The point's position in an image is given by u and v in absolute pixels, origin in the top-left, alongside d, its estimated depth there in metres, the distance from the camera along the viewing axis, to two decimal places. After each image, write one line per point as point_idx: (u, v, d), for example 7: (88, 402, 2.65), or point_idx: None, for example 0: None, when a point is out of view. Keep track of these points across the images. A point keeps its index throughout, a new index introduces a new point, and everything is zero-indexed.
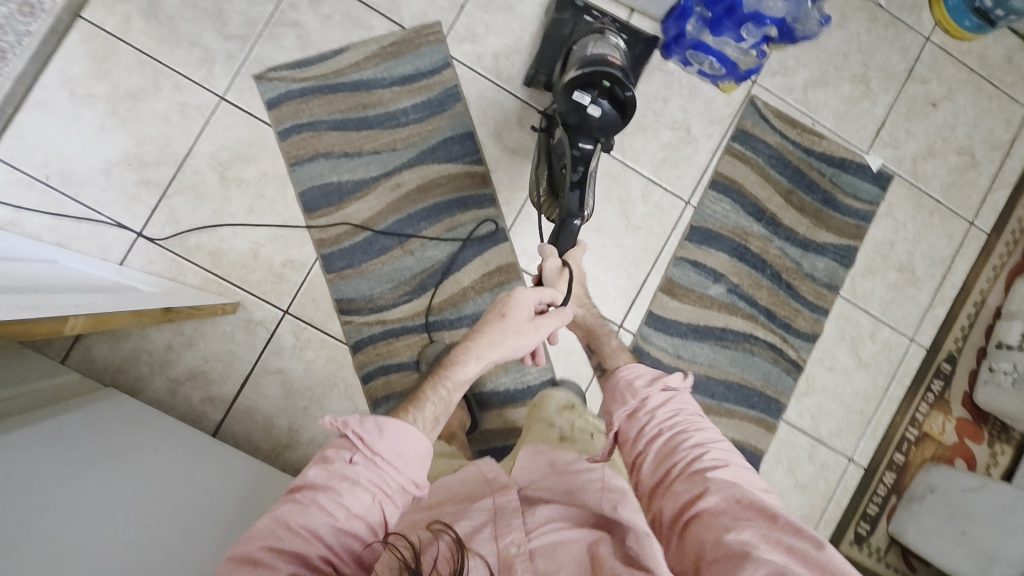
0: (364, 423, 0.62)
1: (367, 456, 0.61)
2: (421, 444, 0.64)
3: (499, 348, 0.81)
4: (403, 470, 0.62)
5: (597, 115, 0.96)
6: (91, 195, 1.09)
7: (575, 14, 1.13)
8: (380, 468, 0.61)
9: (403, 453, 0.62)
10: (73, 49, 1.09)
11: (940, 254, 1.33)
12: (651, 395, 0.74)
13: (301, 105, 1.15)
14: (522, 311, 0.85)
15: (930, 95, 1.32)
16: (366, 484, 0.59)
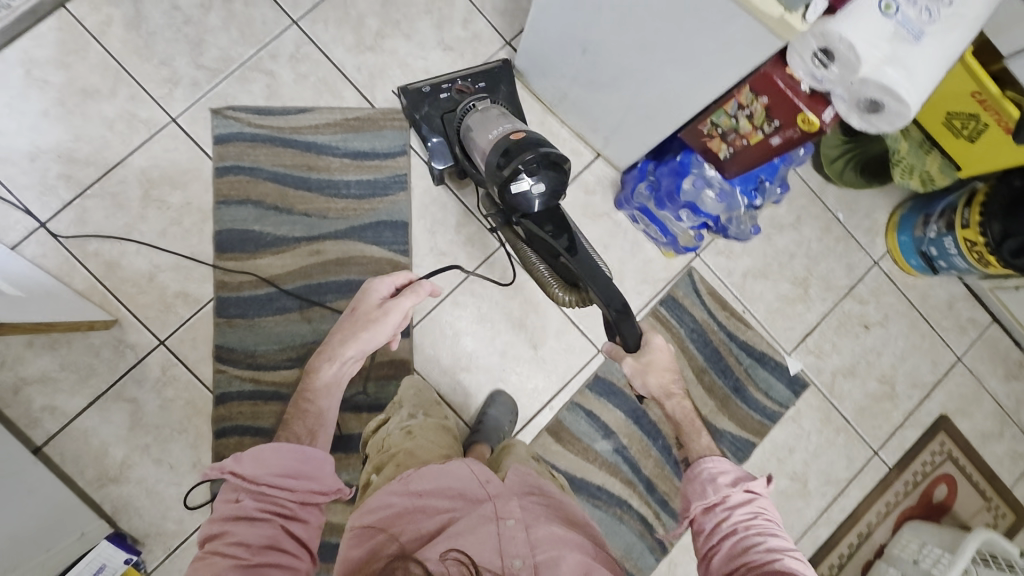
0: (237, 463, 0.72)
1: (254, 488, 0.71)
2: (307, 457, 0.77)
3: (352, 343, 0.96)
4: (296, 486, 0.73)
5: (542, 186, 0.90)
6: (9, 173, 1.08)
7: (429, 102, 1.13)
8: (271, 495, 0.71)
9: (284, 470, 0.73)
10: (45, 33, 1.10)
11: (836, 474, 1.31)
12: (732, 494, 0.82)
13: (248, 149, 1.15)
14: (373, 300, 0.99)
15: (864, 316, 1.33)
16: (262, 515, 0.69)
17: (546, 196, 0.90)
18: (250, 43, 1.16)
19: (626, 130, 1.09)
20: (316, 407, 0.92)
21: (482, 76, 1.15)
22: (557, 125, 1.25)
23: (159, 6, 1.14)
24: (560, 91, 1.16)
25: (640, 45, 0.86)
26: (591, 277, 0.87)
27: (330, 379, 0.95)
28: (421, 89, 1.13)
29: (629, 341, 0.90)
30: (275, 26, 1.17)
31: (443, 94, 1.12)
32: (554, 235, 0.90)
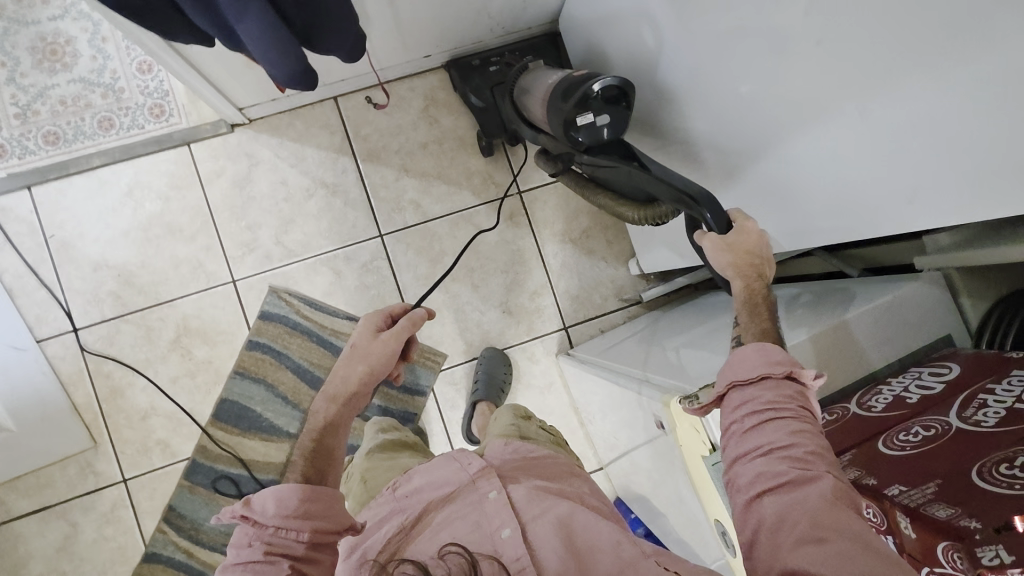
0: (251, 501, 0.56)
1: (269, 533, 0.55)
2: (322, 490, 0.59)
3: (353, 376, 0.74)
4: (316, 527, 0.57)
5: (609, 120, 0.77)
6: (68, 273, 1.13)
7: (479, 74, 1.14)
8: (282, 539, 0.55)
9: (307, 511, 0.57)
10: (161, 162, 1.16)
11: None
12: (772, 378, 0.57)
13: (284, 334, 1.17)
14: (366, 331, 0.78)
15: None
16: (269, 567, 0.53)
17: (614, 122, 0.77)
18: (332, 238, 1.19)
19: (636, 490, 1.05)
20: (324, 447, 0.69)
21: (524, 50, 1.16)
22: (577, 423, 1.23)
23: (269, 175, 1.18)
24: (591, 410, 1.14)
25: (675, 499, 0.83)
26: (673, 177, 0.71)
27: (328, 420, 0.71)
28: (471, 61, 1.16)
29: (719, 219, 0.66)
30: (362, 232, 1.20)
31: (491, 67, 1.13)
32: (627, 163, 0.76)
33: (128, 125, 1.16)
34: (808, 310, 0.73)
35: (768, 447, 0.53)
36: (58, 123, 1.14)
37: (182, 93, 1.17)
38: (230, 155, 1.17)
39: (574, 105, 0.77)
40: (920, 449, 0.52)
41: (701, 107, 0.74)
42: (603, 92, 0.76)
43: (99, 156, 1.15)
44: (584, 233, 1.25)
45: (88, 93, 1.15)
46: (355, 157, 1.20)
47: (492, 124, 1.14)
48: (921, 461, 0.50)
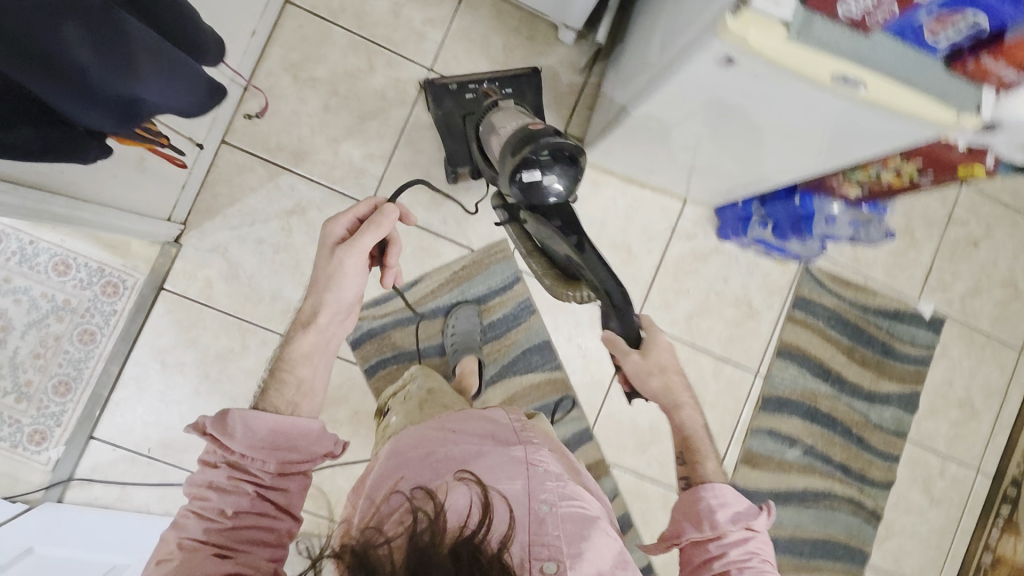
0: (223, 423, 0.61)
1: (230, 456, 0.60)
2: (298, 421, 0.63)
3: (322, 307, 0.75)
4: (282, 457, 0.61)
5: (556, 184, 0.82)
6: (193, 459, 1.12)
7: (454, 98, 1.11)
8: (246, 463, 0.60)
9: (277, 443, 0.62)
10: (159, 320, 1.11)
11: (994, 386, 1.40)
12: (730, 532, 0.68)
13: (383, 341, 1.18)
14: (332, 242, 0.77)
15: (970, 235, 1.38)
16: (238, 484, 0.60)
17: (560, 192, 0.84)
18: None
19: (729, 179, 1.08)
20: (295, 375, 0.73)
21: (506, 81, 1.13)
22: (639, 189, 1.26)
23: (246, 247, 1.13)
24: (643, 164, 1.16)
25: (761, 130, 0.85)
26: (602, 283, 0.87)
27: (310, 347, 0.75)
28: (447, 85, 1.11)
29: (630, 334, 0.89)
30: None
31: (468, 94, 1.11)
32: (564, 236, 0.88)
33: (104, 320, 1.10)
34: None
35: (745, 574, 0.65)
36: (54, 373, 1.08)
37: (111, 256, 1.09)
38: (200, 262, 1.12)
39: (529, 159, 0.83)
40: None
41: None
42: (561, 162, 0.83)
43: (111, 363, 1.10)
44: (507, 50, 1.21)
45: (47, 329, 1.08)
46: (288, 169, 1.15)
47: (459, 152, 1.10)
48: None
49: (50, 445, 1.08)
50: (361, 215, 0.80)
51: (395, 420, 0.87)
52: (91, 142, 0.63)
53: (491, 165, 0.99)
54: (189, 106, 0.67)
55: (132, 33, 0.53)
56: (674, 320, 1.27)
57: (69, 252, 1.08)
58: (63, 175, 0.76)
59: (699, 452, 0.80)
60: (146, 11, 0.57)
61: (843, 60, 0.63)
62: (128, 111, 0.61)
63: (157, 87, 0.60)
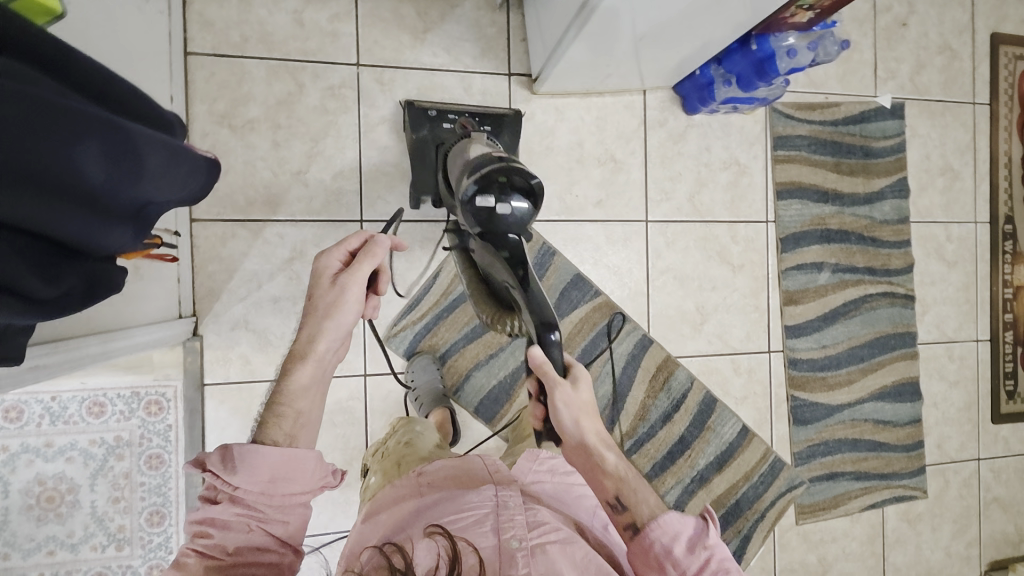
0: (224, 458, 0.60)
1: (231, 491, 0.60)
2: (296, 454, 0.63)
3: (321, 335, 0.74)
4: (282, 492, 0.61)
5: (507, 212, 0.81)
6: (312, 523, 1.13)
7: (432, 126, 1.11)
8: (246, 500, 0.60)
9: (277, 478, 0.62)
10: (217, 415, 1.08)
11: (964, 142, 1.50)
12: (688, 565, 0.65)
13: (433, 340, 1.18)
14: (329, 274, 0.78)
15: (897, 17, 1.44)
16: (239, 518, 0.59)
17: (516, 217, 0.82)
18: None
19: (681, 50, 1.07)
20: (293, 408, 0.70)
21: (487, 117, 1.15)
22: (599, 98, 1.26)
23: (265, 311, 1.10)
24: (599, 73, 1.15)
25: None
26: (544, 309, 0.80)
27: (309, 379, 0.73)
28: (426, 110, 1.12)
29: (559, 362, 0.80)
30: None
31: (446, 124, 1.12)
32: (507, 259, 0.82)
33: (164, 438, 1.06)
34: None
35: None
36: (141, 508, 1.06)
37: (139, 376, 1.05)
38: (228, 344, 1.08)
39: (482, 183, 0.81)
40: None
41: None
42: (518, 189, 0.82)
43: (192, 474, 1.07)
44: (421, 15, 1.16)
45: (113, 471, 1.05)
46: (269, 219, 1.10)
47: (427, 172, 1.09)
48: None
49: None
50: (354, 248, 0.80)
51: (376, 480, 0.89)
52: (114, 269, 0.57)
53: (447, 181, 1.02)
54: (188, 194, 0.61)
55: (121, 124, 0.48)
56: (679, 206, 1.31)
57: (97, 392, 1.03)
58: (68, 317, 0.71)
59: (635, 491, 0.76)
60: (124, 107, 0.52)
61: None
62: (137, 217, 0.55)
63: (160, 181, 0.54)
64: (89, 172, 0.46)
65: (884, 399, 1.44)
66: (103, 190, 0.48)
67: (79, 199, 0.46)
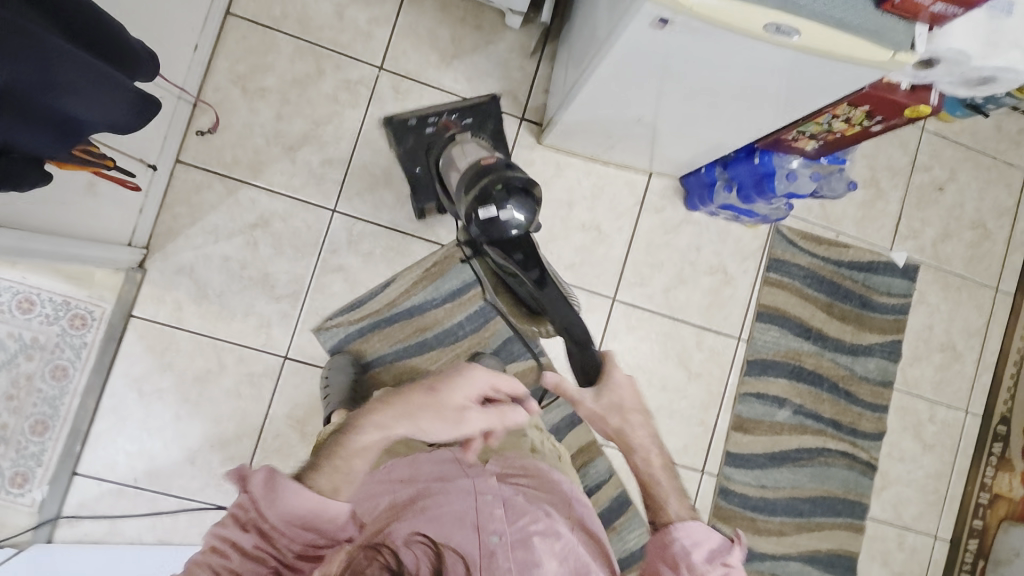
0: (269, 481, 0.61)
1: (264, 524, 0.59)
2: (336, 508, 0.62)
3: (403, 421, 0.73)
4: (309, 537, 0.60)
5: (516, 217, 0.88)
6: (181, 485, 1.11)
7: (417, 133, 1.16)
8: (278, 537, 0.59)
9: (340, 508, 0.63)
10: (133, 348, 1.10)
11: (975, 326, 1.41)
12: (710, 571, 0.70)
13: (362, 346, 1.17)
14: (462, 396, 0.75)
15: (936, 180, 1.39)
16: (255, 555, 0.58)
17: (520, 222, 0.88)
18: (308, 253, 1.15)
19: (681, 144, 1.07)
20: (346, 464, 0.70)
21: (468, 111, 1.19)
22: (603, 167, 1.26)
23: (212, 266, 1.12)
24: (603, 142, 1.15)
25: (700, 93, 0.85)
26: (573, 318, 0.88)
27: (372, 441, 0.73)
28: (407, 121, 1.16)
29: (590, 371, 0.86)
30: (319, 224, 1.15)
31: (430, 128, 1.16)
32: (523, 267, 0.89)
33: (75, 354, 1.08)
34: None
35: None
36: (28, 414, 1.07)
37: (73, 288, 1.07)
38: (167, 285, 1.11)
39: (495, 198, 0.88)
40: None
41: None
42: (521, 196, 0.89)
43: (88, 397, 1.09)
44: (455, 41, 1.20)
45: (16, 369, 1.06)
46: (248, 182, 1.13)
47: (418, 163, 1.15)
48: None
49: (33, 486, 1.07)
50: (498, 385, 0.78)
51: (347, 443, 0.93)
52: (31, 171, 0.62)
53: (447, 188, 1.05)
54: (122, 120, 0.65)
55: (65, 50, 0.53)
56: (651, 294, 1.28)
57: (32, 289, 1.06)
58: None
59: (657, 497, 0.78)
60: (79, 35, 0.56)
61: (775, 10, 0.63)
62: (61, 129, 0.59)
63: (94, 103, 0.59)
64: (23, 83, 0.50)
65: (813, 564, 1.32)
66: (30, 100, 0.52)
67: (1, 104, 0.50)
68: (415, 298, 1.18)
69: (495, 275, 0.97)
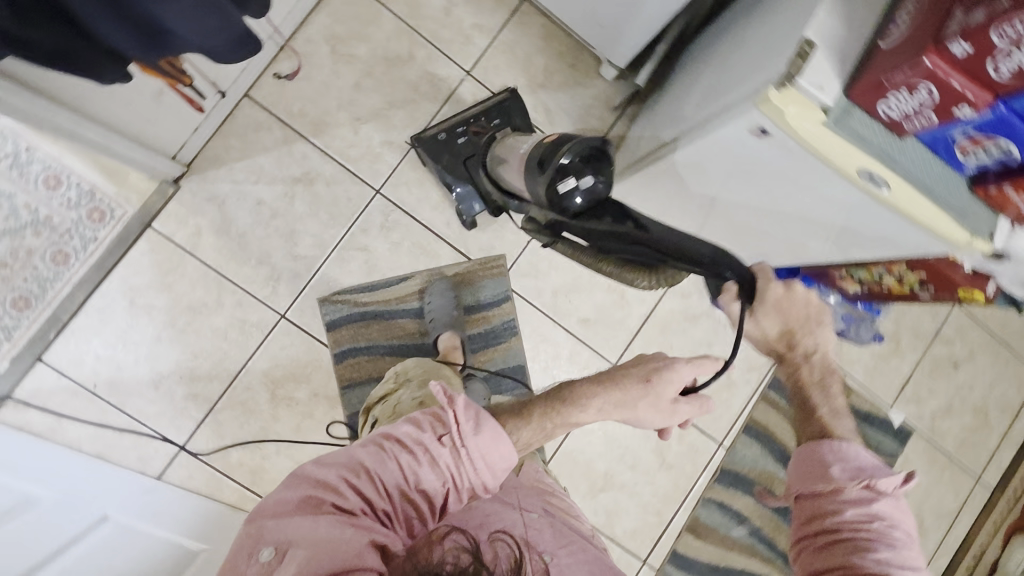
0: (473, 416, 0.60)
1: (459, 445, 0.59)
2: (509, 457, 0.60)
3: (592, 398, 0.69)
4: (471, 472, 0.59)
5: (590, 184, 0.83)
6: (138, 405, 1.09)
7: (449, 150, 1.12)
8: (460, 460, 0.59)
9: (493, 464, 0.60)
10: (140, 258, 1.09)
11: (947, 508, 1.40)
12: (846, 501, 0.58)
13: (360, 330, 1.16)
14: (673, 393, 0.70)
15: (954, 356, 1.40)
16: (440, 467, 0.58)
17: (592, 185, 0.83)
18: (340, 223, 1.14)
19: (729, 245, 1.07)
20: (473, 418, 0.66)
21: (492, 109, 1.14)
22: None
23: (244, 205, 1.12)
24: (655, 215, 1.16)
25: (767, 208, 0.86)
26: (683, 240, 0.73)
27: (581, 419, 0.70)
28: (436, 135, 1.12)
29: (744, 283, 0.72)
30: (360, 200, 1.15)
31: (461, 139, 1.12)
32: (618, 220, 0.79)
33: (82, 244, 1.07)
34: None
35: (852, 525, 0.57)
36: (15, 286, 1.04)
37: (105, 182, 1.07)
38: (195, 209, 1.10)
39: (560, 175, 0.83)
40: (918, 17, 0.56)
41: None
42: (585, 164, 0.84)
43: (78, 289, 1.07)
44: (547, 72, 1.21)
45: (21, 241, 1.04)
46: (306, 138, 1.13)
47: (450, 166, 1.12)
48: (927, 16, 0.55)
49: None
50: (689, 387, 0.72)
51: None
52: (106, 65, 0.61)
53: (496, 185, 1.06)
54: (217, 51, 0.64)
55: None
56: None
57: (63, 168, 1.05)
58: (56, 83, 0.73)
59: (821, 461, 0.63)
60: None
61: (871, 158, 0.64)
62: (150, 35, 0.58)
63: (191, 22, 0.57)
64: None
65: None
66: None
67: None
68: (426, 301, 1.18)
69: (598, 254, 0.88)
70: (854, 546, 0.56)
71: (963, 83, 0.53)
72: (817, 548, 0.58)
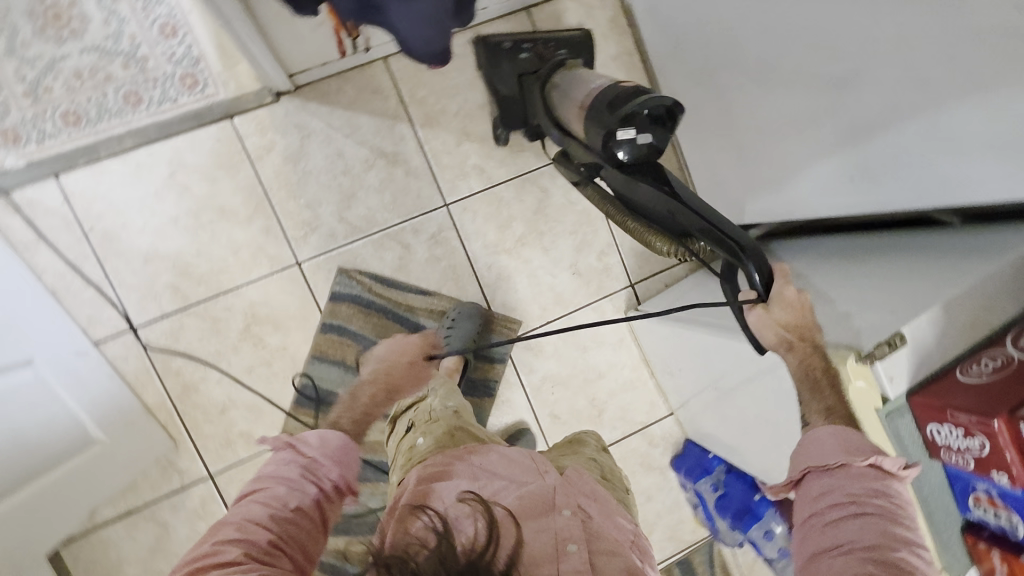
0: (299, 438, 0.77)
1: (305, 453, 0.75)
2: (343, 442, 0.79)
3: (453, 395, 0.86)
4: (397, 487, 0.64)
5: (645, 141, 0.76)
6: (117, 268, 1.05)
7: (509, 58, 1.06)
8: (314, 463, 0.75)
9: (332, 445, 0.78)
10: (203, 140, 1.07)
11: None
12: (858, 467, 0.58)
13: (359, 314, 1.14)
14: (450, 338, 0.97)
15: None
16: (300, 474, 0.72)
17: (647, 144, 0.76)
18: (397, 212, 1.15)
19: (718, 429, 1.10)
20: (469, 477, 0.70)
21: (563, 44, 1.04)
22: (647, 375, 1.28)
23: (324, 148, 1.11)
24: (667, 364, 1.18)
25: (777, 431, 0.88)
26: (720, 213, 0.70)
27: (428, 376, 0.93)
28: (500, 44, 1.07)
29: (763, 282, 0.65)
30: (426, 202, 1.16)
31: (523, 53, 1.05)
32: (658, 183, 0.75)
33: (159, 99, 1.05)
34: (910, 261, 0.79)
35: (859, 510, 0.55)
36: (76, 100, 1.03)
37: (215, 58, 1.07)
38: (278, 127, 1.09)
39: (619, 117, 0.75)
40: (997, 377, 0.61)
41: (838, 49, 0.76)
42: (647, 118, 0.75)
43: (131, 136, 1.04)
44: None
45: (106, 64, 1.03)
46: (413, 123, 1.14)
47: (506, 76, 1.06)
48: (1004, 383, 0.60)
49: (15, 151, 1.01)
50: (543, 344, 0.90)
51: (422, 442, 0.75)
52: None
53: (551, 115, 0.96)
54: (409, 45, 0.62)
55: None
56: None
57: (184, 23, 1.05)
58: None
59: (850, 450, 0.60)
60: None
61: None
62: None
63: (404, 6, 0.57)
64: None
65: None
66: None
67: None
68: (430, 324, 1.17)
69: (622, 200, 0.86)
70: (872, 521, 0.54)
71: (1016, 456, 0.57)
72: (824, 525, 0.55)
